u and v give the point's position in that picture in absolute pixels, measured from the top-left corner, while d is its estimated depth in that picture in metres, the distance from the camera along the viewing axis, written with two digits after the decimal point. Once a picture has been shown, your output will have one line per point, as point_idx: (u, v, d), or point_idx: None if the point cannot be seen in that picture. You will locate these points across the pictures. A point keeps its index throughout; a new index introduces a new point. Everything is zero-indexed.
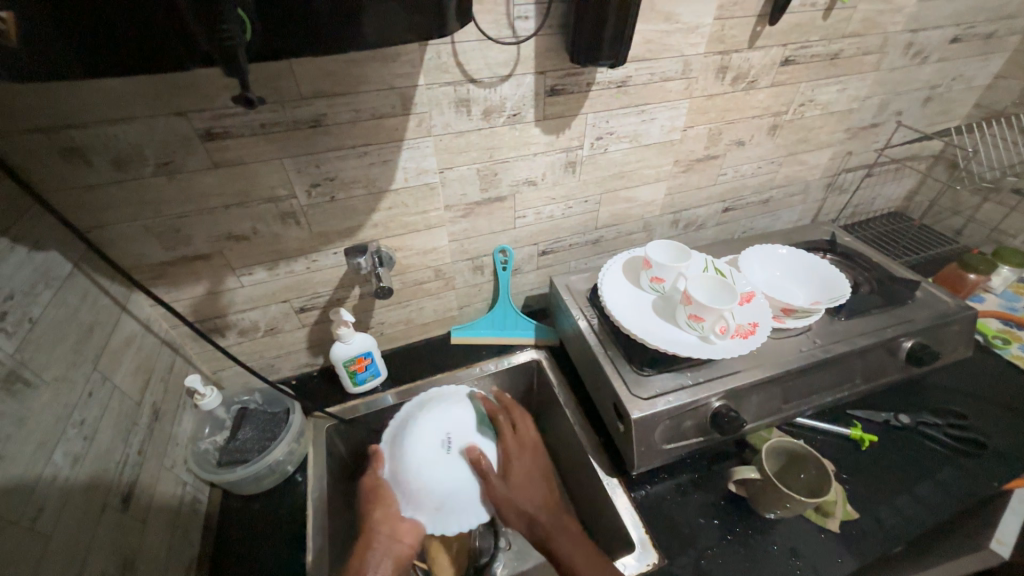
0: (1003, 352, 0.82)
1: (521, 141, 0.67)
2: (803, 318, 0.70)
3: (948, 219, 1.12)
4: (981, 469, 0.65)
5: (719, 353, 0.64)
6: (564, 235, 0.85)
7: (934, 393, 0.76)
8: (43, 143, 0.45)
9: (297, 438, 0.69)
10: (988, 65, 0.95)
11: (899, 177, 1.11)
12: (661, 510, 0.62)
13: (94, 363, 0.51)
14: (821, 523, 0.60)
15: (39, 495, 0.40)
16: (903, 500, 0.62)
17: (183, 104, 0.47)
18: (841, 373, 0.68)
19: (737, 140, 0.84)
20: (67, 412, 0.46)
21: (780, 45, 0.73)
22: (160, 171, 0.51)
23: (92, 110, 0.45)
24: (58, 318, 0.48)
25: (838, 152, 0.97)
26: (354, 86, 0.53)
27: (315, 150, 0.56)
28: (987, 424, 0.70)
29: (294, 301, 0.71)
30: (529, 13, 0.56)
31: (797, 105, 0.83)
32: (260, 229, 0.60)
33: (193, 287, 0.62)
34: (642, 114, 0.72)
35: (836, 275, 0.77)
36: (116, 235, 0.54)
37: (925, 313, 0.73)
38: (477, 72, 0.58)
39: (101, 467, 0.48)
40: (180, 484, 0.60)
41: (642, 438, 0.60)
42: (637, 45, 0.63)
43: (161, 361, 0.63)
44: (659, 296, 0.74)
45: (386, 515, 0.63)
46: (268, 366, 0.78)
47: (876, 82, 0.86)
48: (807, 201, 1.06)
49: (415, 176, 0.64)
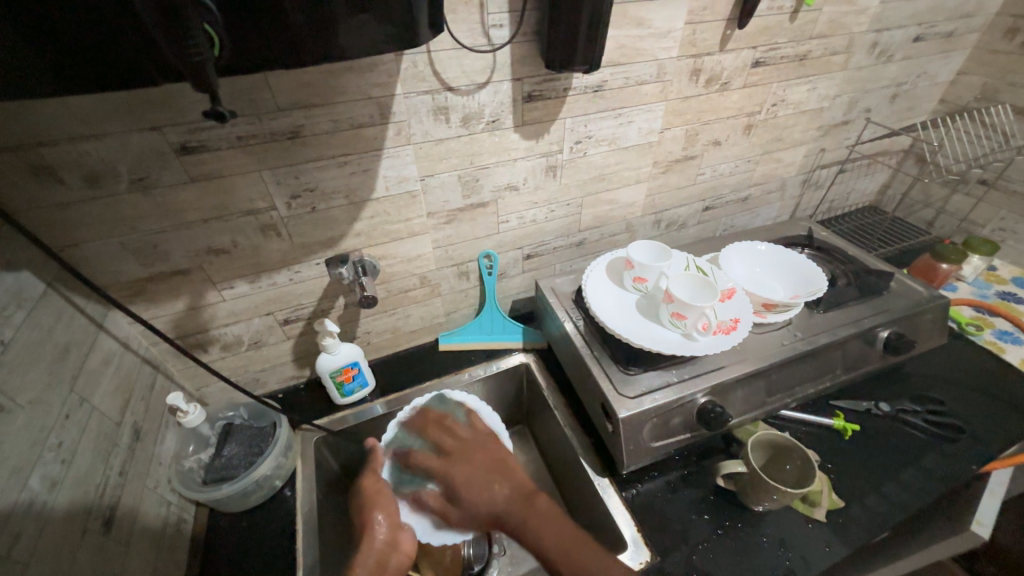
0: (976, 339, 0.85)
1: (501, 147, 0.68)
2: (784, 312, 0.71)
3: (921, 211, 1.16)
4: (960, 453, 0.66)
5: (703, 350, 0.65)
6: (547, 238, 0.85)
7: (912, 381, 0.78)
8: (12, 161, 0.44)
9: (285, 451, 0.68)
10: (949, 63, 0.99)
11: (872, 172, 1.15)
12: (652, 508, 0.63)
13: (70, 385, 0.50)
14: (808, 513, 0.61)
15: (14, 523, 0.39)
16: (886, 487, 0.63)
17: (156, 118, 0.47)
18: (822, 365, 0.70)
19: (714, 140, 0.85)
20: (43, 436, 0.45)
21: (750, 47, 0.75)
22: (135, 186, 0.50)
23: (63, 127, 0.44)
24: (31, 339, 0.47)
25: (812, 149, 0.99)
26: (331, 97, 0.53)
27: (295, 162, 0.56)
28: (963, 408, 0.73)
29: (277, 313, 0.70)
30: (503, 21, 0.57)
31: (769, 105, 0.85)
32: (240, 242, 0.60)
33: (172, 303, 0.61)
34: (619, 118, 0.73)
35: (813, 269, 0.79)
36: (90, 253, 0.53)
37: (900, 303, 0.75)
38: (454, 80, 0.58)
39: (81, 490, 0.47)
40: (164, 504, 0.59)
41: (631, 437, 0.60)
42: (611, 51, 0.65)
43: (142, 379, 0.62)
44: (642, 296, 0.75)
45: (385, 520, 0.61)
46: (253, 381, 0.77)
47: (845, 80, 0.89)
48: (785, 198, 1.08)
49: (396, 184, 0.64)
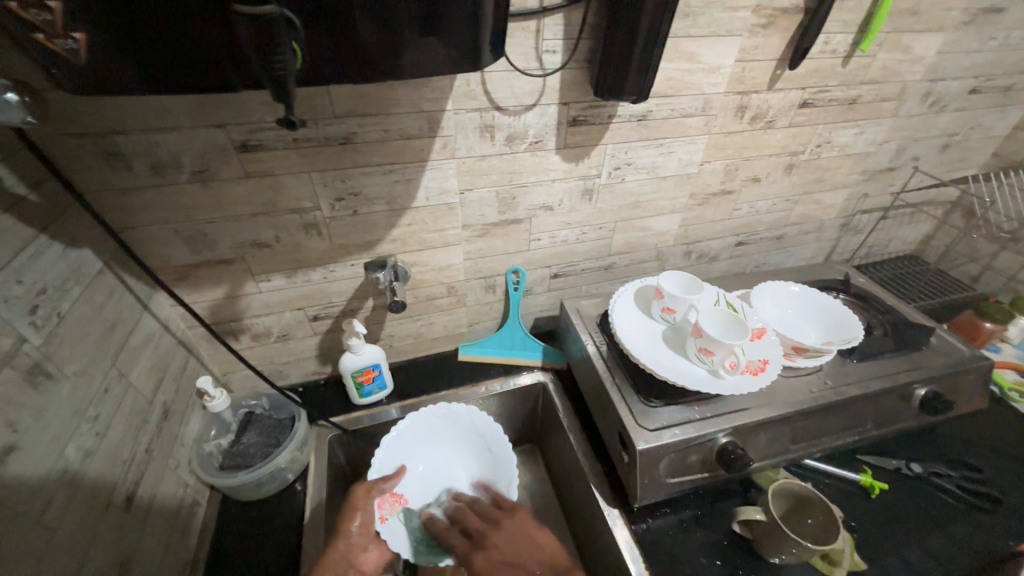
0: (1019, 406, 0.81)
1: (541, 167, 0.69)
2: (815, 357, 0.69)
3: (965, 265, 1.12)
4: (996, 527, 0.63)
5: (728, 389, 0.64)
6: (576, 259, 0.85)
7: (948, 443, 0.74)
8: (90, 147, 0.47)
9: (301, 446, 0.69)
10: (1006, 117, 0.96)
11: (915, 222, 1.12)
12: (662, 546, 0.61)
13: (113, 360, 0.53)
14: (827, 571, 0.58)
15: (48, 489, 0.41)
16: (913, 554, 0.60)
17: (222, 117, 0.50)
18: (851, 417, 0.67)
19: (753, 176, 0.85)
20: (83, 406, 0.47)
21: (799, 88, 0.75)
22: (194, 178, 0.53)
23: (139, 119, 0.47)
24: (85, 313, 0.50)
25: (854, 193, 0.97)
26: (385, 108, 0.55)
27: (344, 166, 0.58)
28: (1002, 478, 0.69)
29: (308, 309, 0.72)
30: (557, 48, 0.58)
31: (814, 146, 0.84)
32: (282, 238, 0.62)
33: (213, 291, 0.64)
34: (660, 147, 0.73)
35: (848, 316, 0.77)
36: (145, 236, 0.56)
37: (940, 360, 0.72)
38: (503, 100, 0.60)
39: (109, 463, 0.49)
40: (181, 485, 0.60)
41: (647, 470, 0.59)
42: (659, 82, 0.65)
43: (176, 360, 0.65)
44: (669, 327, 0.75)
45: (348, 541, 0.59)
46: (276, 372, 0.78)
47: (894, 127, 0.87)
48: (822, 240, 1.06)
49: (436, 195, 0.66)
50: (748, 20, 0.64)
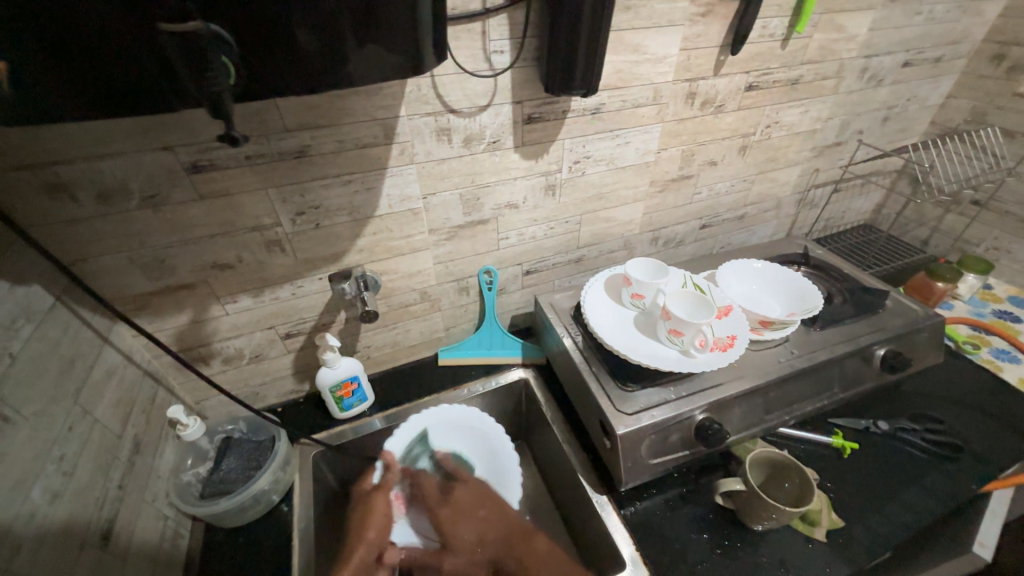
0: (973, 356, 0.86)
1: (502, 166, 0.70)
2: (780, 329, 0.72)
3: (915, 230, 1.18)
4: (959, 472, 0.67)
5: (700, 367, 0.65)
6: (546, 255, 0.87)
7: (911, 399, 0.78)
8: (29, 179, 0.46)
9: (283, 466, 0.68)
10: (938, 87, 1.02)
11: (866, 192, 1.17)
12: (651, 526, 0.63)
13: (74, 397, 0.51)
14: (809, 533, 0.61)
15: (15, 534, 0.39)
16: (885, 506, 0.63)
17: (169, 138, 0.49)
18: (819, 383, 0.70)
19: (710, 160, 0.87)
20: (46, 447, 0.45)
21: (743, 72, 0.78)
22: (145, 203, 0.52)
23: (79, 146, 0.46)
24: (39, 351, 0.48)
25: (806, 169, 1.01)
26: (339, 119, 0.55)
27: (300, 180, 0.57)
28: (960, 426, 0.73)
29: (279, 327, 0.71)
30: (505, 48, 0.59)
31: (763, 127, 0.88)
32: (245, 257, 0.61)
33: (177, 317, 0.62)
34: (616, 139, 0.75)
35: (809, 287, 0.80)
36: (99, 267, 0.54)
37: (897, 321, 0.76)
38: (456, 102, 0.60)
39: (80, 503, 0.47)
40: (161, 518, 0.59)
41: (629, 454, 0.60)
42: (608, 75, 0.67)
43: (144, 392, 0.63)
44: (640, 312, 0.76)
45: (366, 546, 0.65)
46: (252, 395, 0.77)
47: (837, 104, 0.92)
48: (781, 216, 1.10)
49: (399, 202, 0.66)
50: (687, 10, 0.66)
